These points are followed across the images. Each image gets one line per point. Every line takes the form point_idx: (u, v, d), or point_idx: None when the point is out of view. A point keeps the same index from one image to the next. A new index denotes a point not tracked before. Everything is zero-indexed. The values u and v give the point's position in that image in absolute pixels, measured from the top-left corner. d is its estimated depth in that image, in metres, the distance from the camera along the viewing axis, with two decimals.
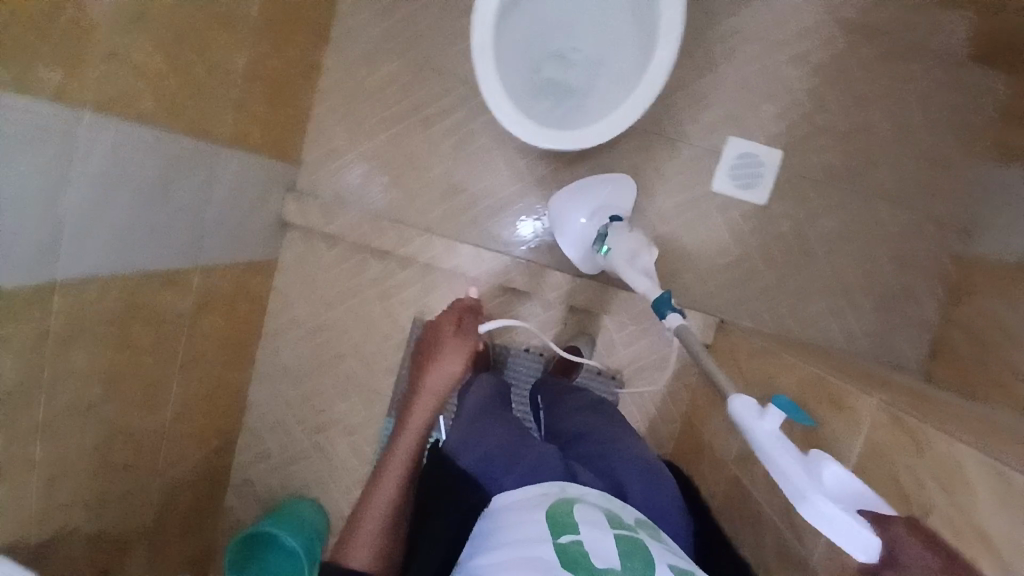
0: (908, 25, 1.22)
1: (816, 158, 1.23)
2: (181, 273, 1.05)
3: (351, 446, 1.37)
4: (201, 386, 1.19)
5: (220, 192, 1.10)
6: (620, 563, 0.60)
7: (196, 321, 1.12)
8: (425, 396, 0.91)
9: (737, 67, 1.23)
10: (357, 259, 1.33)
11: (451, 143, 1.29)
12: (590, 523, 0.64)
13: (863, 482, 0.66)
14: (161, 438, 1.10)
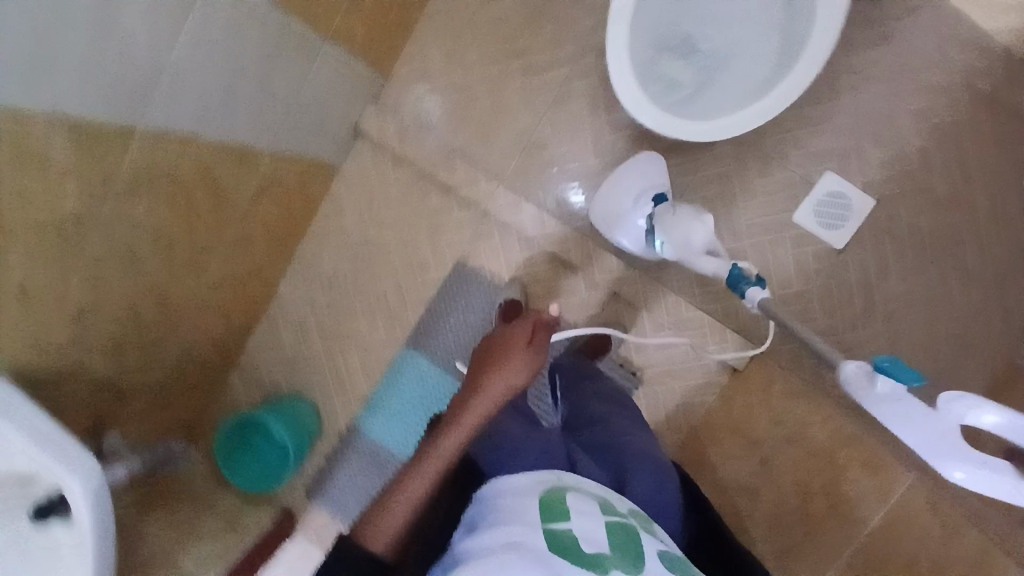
0: None
1: (905, 218, 1.17)
2: (252, 152, 1.03)
3: (363, 366, 1.38)
4: (238, 268, 1.19)
5: (309, 81, 1.07)
6: (611, 549, 0.55)
7: (252, 203, 1.11)
8: (480, 398, 0.70)
9: (857, 102, 1.17)
10: (419, 186, 1.31)
11: (544, 97, 1.25)
12: (579, 507, 0.58)
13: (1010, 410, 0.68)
14: (188, 308, 1.10)
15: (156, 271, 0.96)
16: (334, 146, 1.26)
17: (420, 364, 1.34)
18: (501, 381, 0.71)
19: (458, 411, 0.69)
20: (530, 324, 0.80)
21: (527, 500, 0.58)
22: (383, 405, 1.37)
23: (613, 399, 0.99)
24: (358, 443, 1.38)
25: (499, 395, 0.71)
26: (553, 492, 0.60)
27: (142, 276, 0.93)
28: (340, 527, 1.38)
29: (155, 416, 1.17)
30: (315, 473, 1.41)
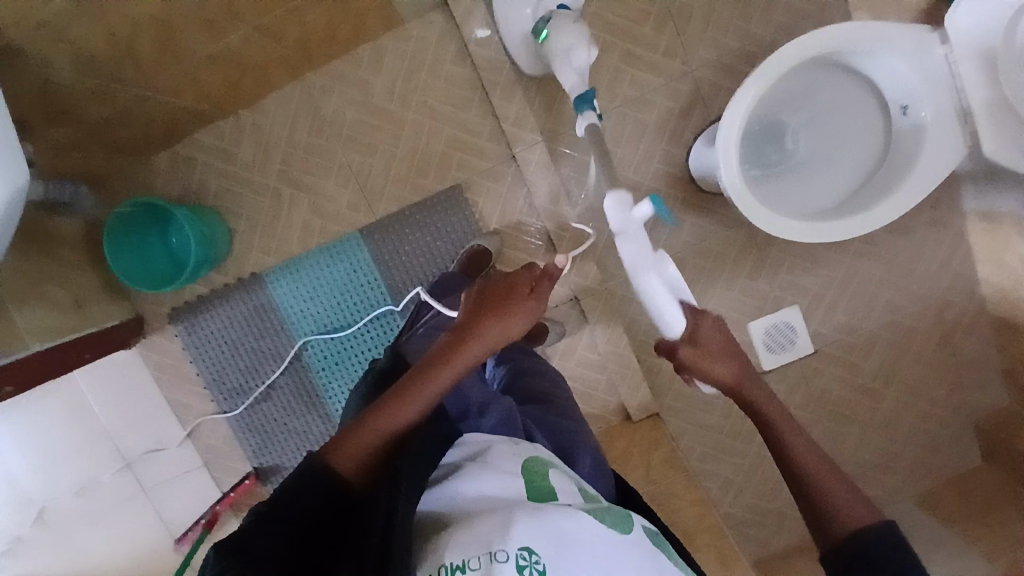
0: (980, 369, 1.27)
1: (825, 379, 1.29)
2: None
3: (305, 224, 1.28)
4: (244, 60, 1.04)
5: None
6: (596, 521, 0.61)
7: (303, 7, 0.97)
8: (475, 346, 0.77)
9: (853, 268, 1.27)
10: (464, 93, 1.22)
11: (626, 95, 1.21)
12: (553, 483, 0.65)
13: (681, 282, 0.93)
14: (170, 66, 0.95)
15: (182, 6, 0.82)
16: (413, 1, 1.13)
17: (360, 252, 1.28)
18: (495, 331, 0.80)
19: (453, 350, 0.77)
20: (532, 276, 0.86)
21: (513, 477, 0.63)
22: (301, 270, 1.29)
23: (552, 380, 1.02)
24: (257, 293, 1.31)
25: (492, 343, 0.79)
26: (532, 471, 0.65)
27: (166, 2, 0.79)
28: (188, 363, 1.35)
29: (60, 151, 1.02)
30: (190, 300, 1.33)
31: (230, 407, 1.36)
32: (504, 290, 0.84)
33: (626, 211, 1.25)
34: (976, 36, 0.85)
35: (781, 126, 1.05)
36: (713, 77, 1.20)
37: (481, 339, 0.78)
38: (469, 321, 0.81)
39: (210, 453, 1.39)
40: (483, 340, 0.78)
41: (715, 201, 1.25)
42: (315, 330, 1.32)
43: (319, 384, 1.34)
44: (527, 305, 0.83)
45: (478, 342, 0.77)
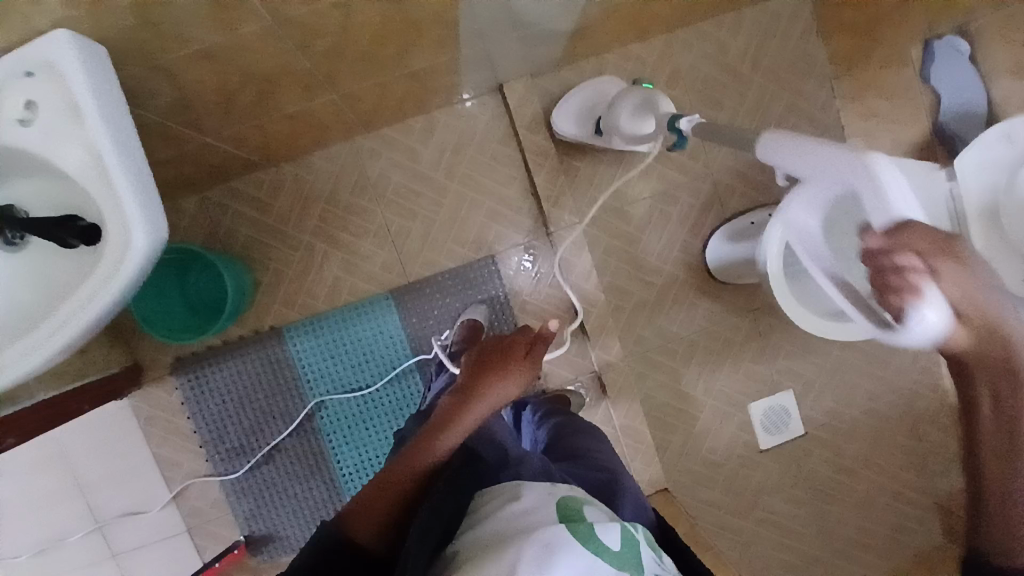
0: (942, 458, 1.42)
1: (814, 461, 1.40)
2: (431, 52, 0.95)
3: (333, 280, 1.27)
4: (311, 123, 1.05)
5: (517, 36, 1.02)
6: (619, 549, 0.63)
7: (383, 85, 1.00)
8: (483, 402, 0.83)
9: (842, 359, 1.40)
10: (507, 171, 1.29)
11: (654, 187, 1.32)
12: (595, 514, 0.68)
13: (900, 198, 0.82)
14: (243, 122, 0.95)
15: (296, 69, 0.82)
16: (474, 84, 1.20)
17: (387, 315, 1.28)
18: (499, 390, 0.86)
19: (467, 403, 0.83)
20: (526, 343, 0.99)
21: (550, 507, 0.67)
22: (322, 325, 1.27)
23: (589, 433, 1.02)
24: (274, 346, 1.27)
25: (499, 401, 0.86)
26: (568, 502, 0.68)
27: (287, 64, 0.80)
28: (185, 419, 1.28)
29: None
30: (198, 349, 1.27)
31: (226, 467, 1.29)
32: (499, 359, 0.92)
33: (646, 293, 1.34)
34: (979, 177, 1.01)
35: None
36: (732, 180, 1.34)
37: (486, 398, 0.84)
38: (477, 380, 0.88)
39: (195, 517, 1.29)
40: (494, 397, 0.85)
41: (726, 290, 1.36)
42: (330, 389, 1.28)
43: (326, 448, 1.29)
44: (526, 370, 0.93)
45: (483, 399, 0.83)
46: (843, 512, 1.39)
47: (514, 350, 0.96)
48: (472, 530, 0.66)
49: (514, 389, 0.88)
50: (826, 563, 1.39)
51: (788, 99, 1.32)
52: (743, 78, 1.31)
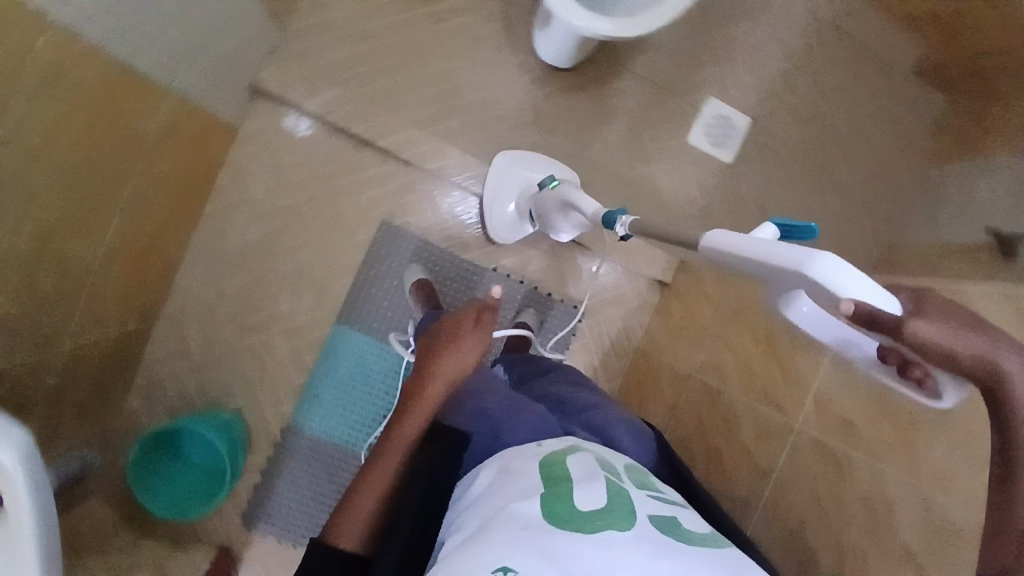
0: (870, 36, 1.36)
1: (777, 131, 1.35)
2: (152, 82, 0.91)
3: (290, 351, 1.26)
4: (139, 232, 1.04)
5: (207, 13, 0.97)
6: (610, 501, 0.50)
7: (157, 150, 0.99)
8: (434, 384, 0.69)
9: (726, 38, 1.33)
10: (332, 143, 1.23)
11: (454, 46, 1.25)
12: (584, 462, 0.55)
13: (855, 274, 0.48)
14: (82, 275, 0.94)
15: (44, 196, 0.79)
16: (233, 103, 1.14)
17: (358, 340, 1.27)
18: (453, 363, 0.71)
19: (412, 393, 0.69)
20: (475, 309, 0.80)
21: (534, 468, 0.54)
22: (318, 393, 1.27)
23: (579, 379, 0.91)
24: (297, 442, 1.27)
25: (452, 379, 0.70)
26: (554, 458, 0.55)
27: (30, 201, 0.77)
28: (292, 552, 1.27)
29: (45, 447, 0.97)
30: (251, 496, 1.26)
31: None
32: (448, 331, 0.76)
33: (530, 133, 1.28)
34: None
35: None
36: None
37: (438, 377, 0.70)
38: (422, 360, 0.73)
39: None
40: (443, 378, 0.70)
41: (586, 68, 1.29)
42: (368, 433, 1.28)
43: None
44: (480, 338, 0.75)
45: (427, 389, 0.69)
46: (835, 148, 1.36)
47: (464, 319, 0.78)
48: (461, 509, 0.56)
49: (466, 360, 0.71)
50: (857, 200, 1.36)
51: None
52: None
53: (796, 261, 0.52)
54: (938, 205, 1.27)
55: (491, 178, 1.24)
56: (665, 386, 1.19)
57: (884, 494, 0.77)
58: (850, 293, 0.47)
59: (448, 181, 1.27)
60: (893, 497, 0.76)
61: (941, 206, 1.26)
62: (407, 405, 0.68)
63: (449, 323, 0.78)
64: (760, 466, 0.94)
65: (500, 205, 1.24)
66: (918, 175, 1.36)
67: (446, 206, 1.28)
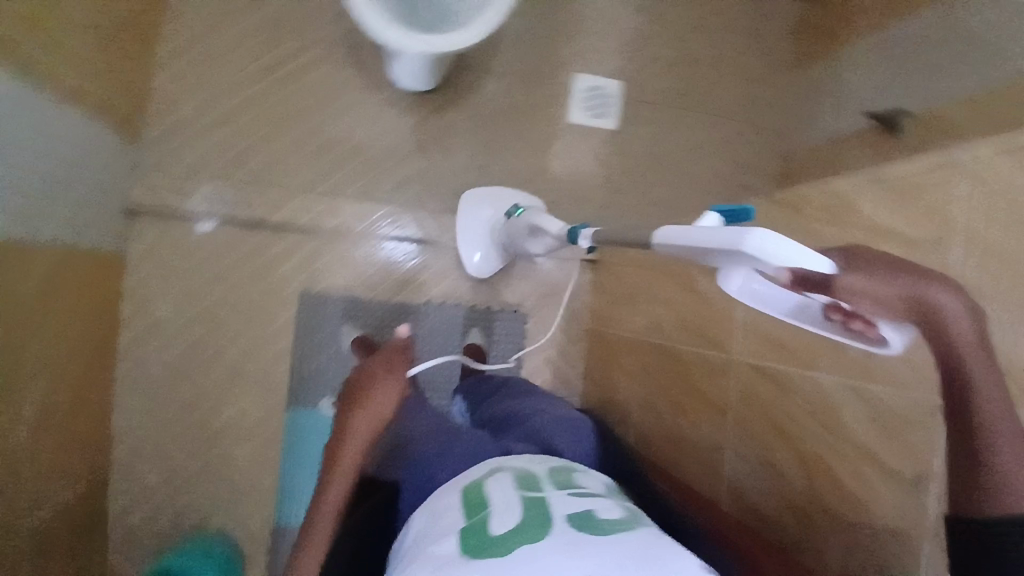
0: None
1: (651, 84, 1.36)
2: (27, 249, 0.84)
3: (252, 452, 1.23)
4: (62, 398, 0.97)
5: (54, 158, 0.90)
6: (523, 517, 0.52)
7: (50, 310, 0.91)
8: (354, 432, 0.81)
9: (574, 11, 1.33)
10: (225, 236, 1.20)
11: (314, 103, 1.23)
12: (502, 483, 0.58)
13: (787, 244, 0.42)
14: (31, 463, 0.86)
15: None
16: (110, 233, 1.09)
17: (315, 415, 1.25)
18: (371, 415, 0.81)
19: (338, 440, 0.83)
20: (384, 364, 0.91)
21: (457, 505, 0.57)
22: (293, 481, 1.24)
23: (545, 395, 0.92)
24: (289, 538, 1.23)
25: (371, 427, 0.80)
26: (475, 490, 0.58)
27: None
28: None
29: None
30: None
31: None
32: (362, 386, 0.88)
33: (416, 163, 1.27)
34: None
35: None
36: (344, 27, 1.24)
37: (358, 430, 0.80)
38: (343, 414, 0.86)
39: None
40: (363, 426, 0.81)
41: (450, 82, 1.28)
42: None
43: None
44: (391, 386, 0.86)
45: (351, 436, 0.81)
46: (708, 81, 1.38)
47: (375, 373, 0.90)
48: (397, 554, 0.59)
49: (382, 409, 0.81)
50: (743, 123, 1.39)
51: None
52: None
53: (726, 241, 0.47)
54: (815, 105, 1.31)
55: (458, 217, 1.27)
56: (620, 358, 1.21)
57: (828, 399, 0.68)
58: (781, 259, 0.42)
59: (354, 234, 1.25)
60: (838, 402, 0.67)
61: (818, 105, 1.31)
62: (336, 453, 0.80)
63: (362, 379, 0.90)
64: (716, 407, 0.88)
65: (470, 242, 1.27)
66: (789, 81, 1.40)
67: (360, 257, 1.27)
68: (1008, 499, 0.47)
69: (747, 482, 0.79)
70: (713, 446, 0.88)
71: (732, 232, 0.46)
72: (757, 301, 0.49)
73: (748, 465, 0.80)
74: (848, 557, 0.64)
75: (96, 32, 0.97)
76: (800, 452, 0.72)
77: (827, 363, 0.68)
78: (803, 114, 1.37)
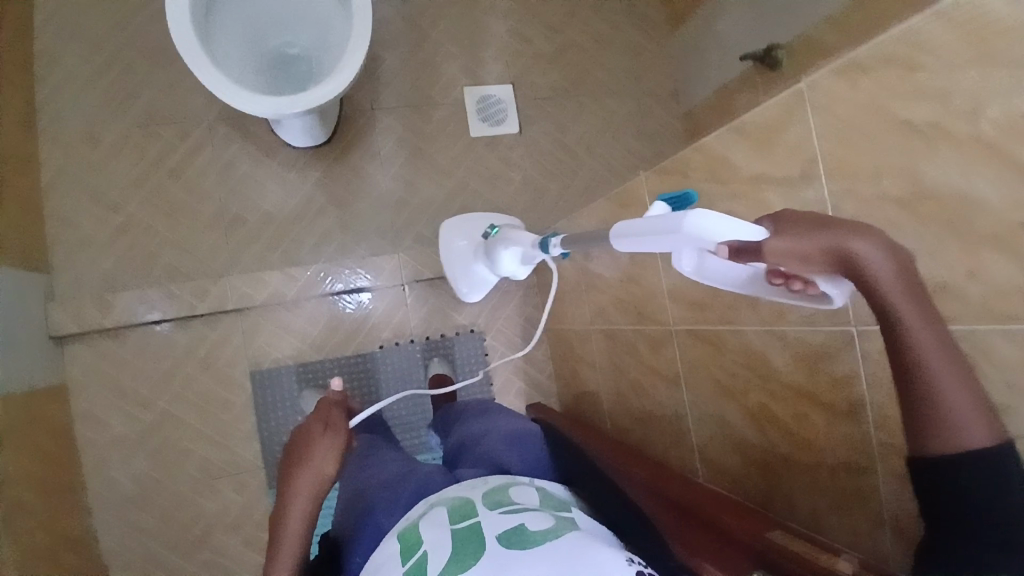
0: None
1: (539, 79, 1.38)
2: None
3: (246, 542, 1.20)
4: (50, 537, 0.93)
5: None
6: (454, 551, 0.55)
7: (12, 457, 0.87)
8: (295, 501, 0.70)
9: (447, 28, 1.34)
10: (159, 336, 1.18)
11: (215, 183, 1.22)
12: (436, 520, 0.61)
13: (726, 221, 0.50)
14: None
15: None
16: (42, 366, 1.06)
17: None
18: (309, 475, 0.72)
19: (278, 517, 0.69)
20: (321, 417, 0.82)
21: (399, 548, 0.60)
22: None
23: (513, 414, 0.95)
24: None
25: (312, 490, 0.71)
26: (412, 530, 0.61)
27: None
28: None
29: None
30: None
31: None
32: (299, 445, 0.77)
33: (332, 214, 1.27)
34: None
35: (274, 55, 1.11)
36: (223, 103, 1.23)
37: (300, 490, 0.71)
38: (280, 486, 0.72)
39: None
40: (303, 490, 0.71)
41: (343, 128, 1.28)
42: None
43: None
44: (330, 439, 0.77)
45: (291, 506, 0.70)
46: (593, 63, 1.41)
47: (313, 429, 0.79)
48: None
49: (321, 469, 0.73)
50: (636, 94, 1.43)
51: (139, 35, 1.21)
52: (107, 71, 1.19)
53: (667, 238, 0.54)
54: (698, 60, 1.35)
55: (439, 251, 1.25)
56: (579, 351, 1.22)
57: (753, 348, 0.69)
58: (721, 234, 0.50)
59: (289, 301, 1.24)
60: (762, 348, 0.68)
61: (700, 60, 1.34)
62: (276, 529, 0.69)
63: (299, 439, 0.78)
64: (668, 378, 0.89)
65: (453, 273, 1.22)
66: (669, 43, 1.44)
67: (301, 321, 1.25)
68: (955, 433, 0.44)
69: (714, 445, 0.80)
70: (676, 417, 0.88)
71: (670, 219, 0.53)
72: (719, 279, 0.56)
73: (709, 428, 0.80)
74: (816, 497, 0.64)
75: None
76: (746, 403, 0.72)
77: (748, 314, 0.69)
78: (690, 70, 1.40)
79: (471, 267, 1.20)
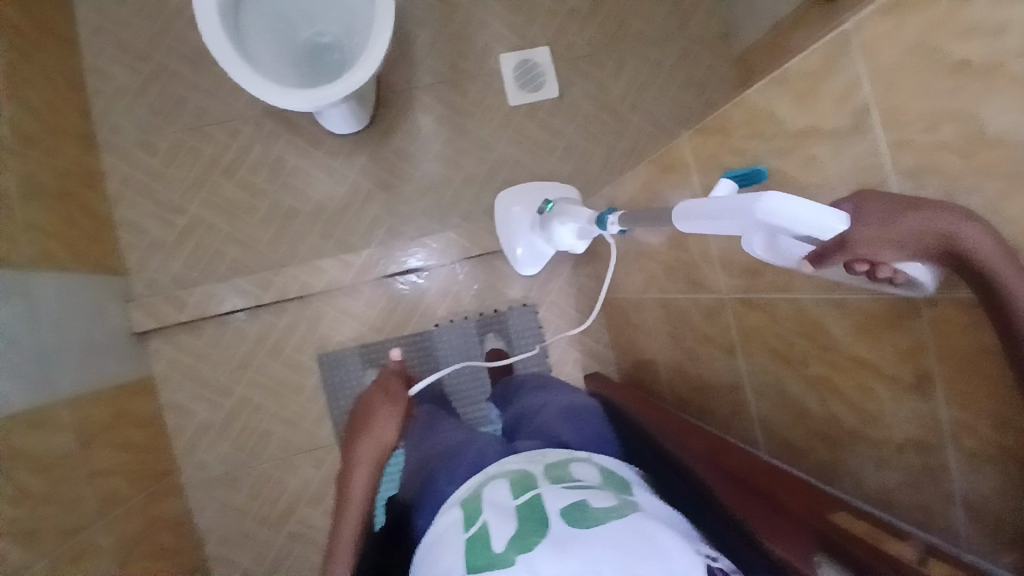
0: None
1: (576, 39, 1.32)
2: (46, 410, 0.87)
3: (327, 514, 1.28)
4: (136, 525, 1.01)
5: (48, 315, 0.94)
6: (518, 524, 0.52)
7: (91, 455, 0.94)
8: (360, 464, 0.71)
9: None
10: (230, 329, 1.26)
11: (266, 179, 1.26)
12: (498, 494, 0.59)
13: (811, 210, 0.44)
14: None
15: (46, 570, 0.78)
16: (129, 363, 1.16)
17: None
18: (372, 441, 0.73)
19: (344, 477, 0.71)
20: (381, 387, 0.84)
21: (459, 517, 0.58)
22: None
23: (573, 390, 0.94)
24: None
25: (376, 454, 0.73)
26: (474, 500, 0.59)
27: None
28: None
29: None
30: None
31: None
32: (363, 412, 0.78)
33: (378, 198, 1.28)
34: None
35: (307, 45, 1.13)
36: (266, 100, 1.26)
37: (363, 456, 0.72)
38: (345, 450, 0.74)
39: None
40: (369, 453, 0.73)
41: (381, 112, 1.28)
42: None
43: None
44: (392, 406, 0.78)
45: (357, 468, 0.71)
46: (631, 16, 1.33)
47: (374, 398, 0.81)
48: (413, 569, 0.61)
49: (385, 434, 0.74)
50: (681, 42, 1.34)
51: (182, 42, 1.25)
52: (157, 82, 1.24)
53: (737, 224, 0.51)
54: None
55: (496, 220, 1.25)
56: (634, 319, 1.18)
57: (810, 315, 0.64)
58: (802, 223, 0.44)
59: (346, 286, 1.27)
60: (819, 315, 0.63)
61: None
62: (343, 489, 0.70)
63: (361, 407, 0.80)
64: (724, 346, 0.85)
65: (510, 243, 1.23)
66: None
67: (358, 305, 1.29)
68: None
69: (775, 417, 0.76)
70: (735, 386, 0.84)
71: (745, 202, 0.47)
72: (783, 257, 0.55)
73: (770, 399, 0.76)
74: (885, 472, 0.59)
75: (44, 189, 1.01)
76: (806, 373, 0.68)
77: (802, 280, 0.64)
78: (738, 9, 1.30)
79: (529, 238, 1.20)
